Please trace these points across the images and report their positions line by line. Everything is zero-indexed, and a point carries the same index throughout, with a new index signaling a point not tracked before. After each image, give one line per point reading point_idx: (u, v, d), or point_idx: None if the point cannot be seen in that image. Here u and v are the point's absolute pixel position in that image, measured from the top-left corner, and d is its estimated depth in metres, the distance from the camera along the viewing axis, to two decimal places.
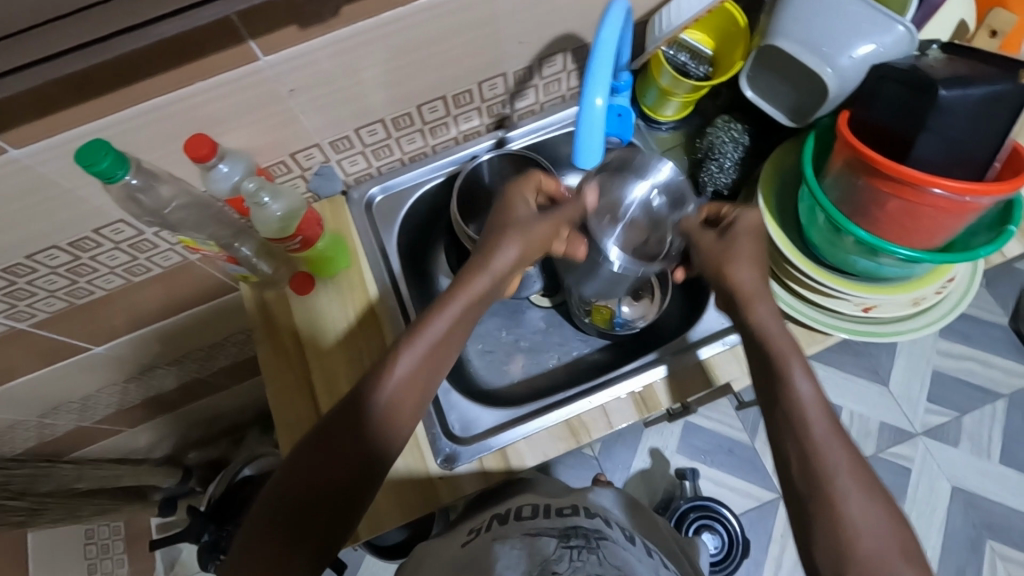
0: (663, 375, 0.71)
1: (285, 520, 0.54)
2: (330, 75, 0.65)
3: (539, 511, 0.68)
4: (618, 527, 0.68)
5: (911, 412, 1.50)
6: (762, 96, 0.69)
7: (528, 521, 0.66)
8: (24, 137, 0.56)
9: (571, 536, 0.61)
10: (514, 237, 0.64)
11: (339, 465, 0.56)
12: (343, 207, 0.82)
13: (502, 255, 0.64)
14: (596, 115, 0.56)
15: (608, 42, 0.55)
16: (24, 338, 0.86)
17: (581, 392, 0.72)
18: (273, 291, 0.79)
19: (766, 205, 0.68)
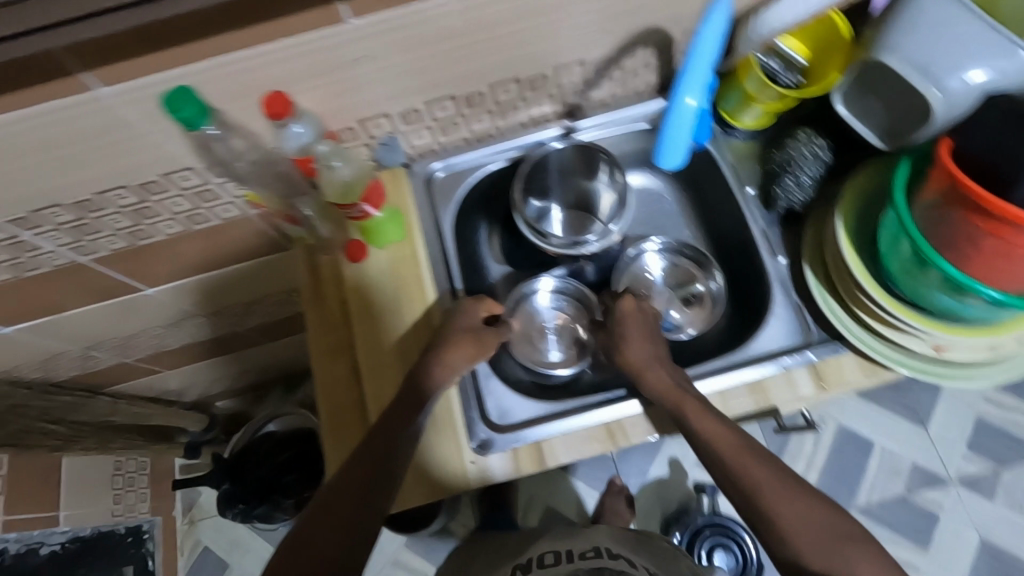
0: (639, 410, 0.70)
1: (323, 524, 0.63)
2: (411, 45, 0.64)
3: (560, 559, 0.73)
4: (639, 564, 0.72)
5: (946, 456, 1.44)
6: (856, 115, 0.66)
7: (552, 568, 0.72)
8: (112, 77, 0.57)
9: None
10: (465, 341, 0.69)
11: (369, 483, 0.63)
12: (405, 182, 0.82)
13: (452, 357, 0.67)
14: (685, 114, 0.60)
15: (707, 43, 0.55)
16: (83, 272, 0.88)
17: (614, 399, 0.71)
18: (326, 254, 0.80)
19: (843, 228, 0.65)
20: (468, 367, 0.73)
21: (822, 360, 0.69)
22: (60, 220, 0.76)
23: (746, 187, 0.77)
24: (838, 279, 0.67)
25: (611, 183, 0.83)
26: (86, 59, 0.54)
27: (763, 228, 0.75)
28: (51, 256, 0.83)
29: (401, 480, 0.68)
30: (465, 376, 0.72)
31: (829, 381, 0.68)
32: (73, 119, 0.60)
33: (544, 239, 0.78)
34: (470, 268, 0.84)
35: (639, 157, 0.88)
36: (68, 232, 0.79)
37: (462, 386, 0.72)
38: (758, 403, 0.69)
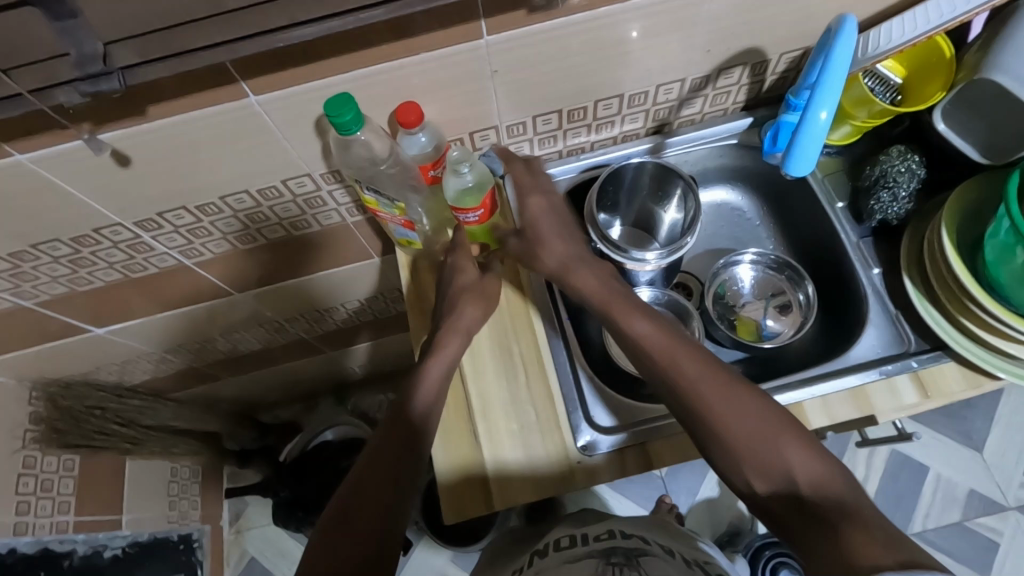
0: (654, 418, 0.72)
1: (344, 523, 0.59)
2: (535, 60, 0.68)
3: (575, 539, 0.74)
4: (655, 540, 0.72)
5: (1005, 483, 1.42)
6: (954, 131, 0.71)
7: (567, 550, 0.72)
8: (267, 85, 0.62)
9: (611, 555, 0.68)
10: (469, 299, 0.76)
11: (395, 477, 0.63)
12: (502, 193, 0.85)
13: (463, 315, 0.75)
14: (818, 127, 0.61)
15: (840, 57, 0.57)
16: (186, 274, 0.93)
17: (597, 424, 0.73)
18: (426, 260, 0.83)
19: (948, 237, 0.67)
20: (568, 369, 0.76)
21: (923, 369, 0.70)
22: (180, 222, 0.81)
23: (837, 201, 0.80)
24: (941, 288, 0.68)
25: (681, 205, 0.83)
26: (250, 68, 0.59)
27: (856, 241, 0.78)
28: (162, 256, 0.87)
29: (508, 478, 0.70)
30: (567, 378, 0.75)
31: (932, 391, 0.69)
32: (224, 125, 0.65)
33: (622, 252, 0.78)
34: None
35: (722, 173, 0.91)
36: (184, 234, 0.83)
37: (564, 389, 0.74)
38: (861, 410, 0.70)
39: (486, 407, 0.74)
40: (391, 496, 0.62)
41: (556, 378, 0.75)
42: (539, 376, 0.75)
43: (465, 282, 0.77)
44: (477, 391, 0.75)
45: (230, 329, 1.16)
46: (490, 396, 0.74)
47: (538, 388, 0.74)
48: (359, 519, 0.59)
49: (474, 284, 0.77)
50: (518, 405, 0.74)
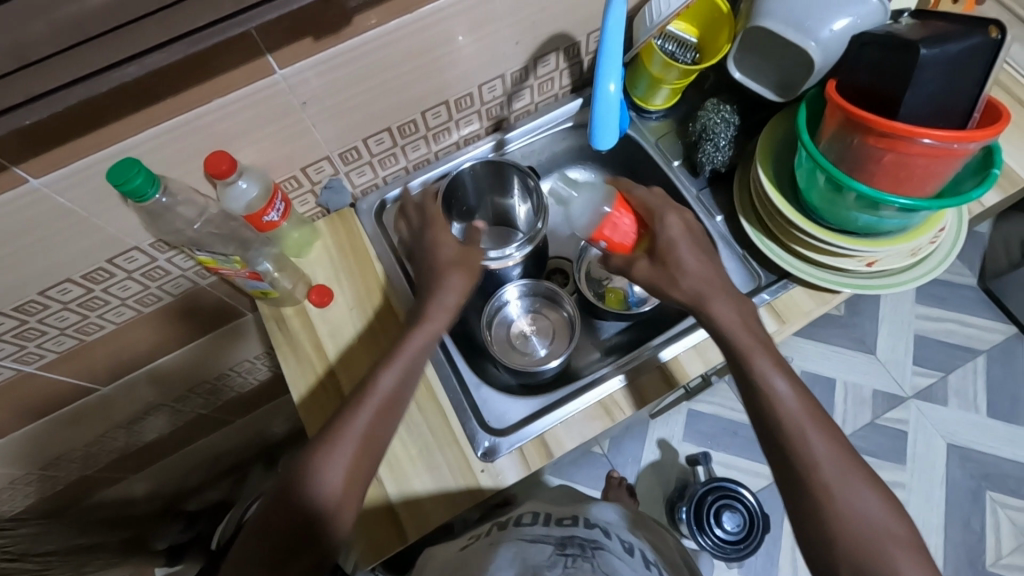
0: (579, 411, 0.72)
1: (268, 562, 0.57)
2: (345, 83, 0.67)
3: (538, 518, 0.74)
4: (618, 539, 0.73)
5: (900, 375, 1.56)
6: (749, 77, 0.74)
7: (526, 527, 0.72)
8: (49, 163, 0.56)
9: (567, 545, 0.68)
10: (451, 270, 0.72)
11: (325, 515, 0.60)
12: (400, 288, 0.80)
13: (446, 292, 0.71)
14: (611, 98, 0.65)
15: (616, 34, 0.62)
16: (31, 382, 0.84)
17: (598, 377, 0.74)
18: (315, 359, 0.77)
19: (765, 175, 0.72)
20: (456, 380, 0.75)
21: (776, 298, 0.75)
22: (1, 328, 0.72)
23: (673, 160, 0.84)
24: (771, 222, 0.73)
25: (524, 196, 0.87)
26: (17, 152, 0.54)
27: (697, 193, 0.82)
28: None
29: (416, 507, 0.68)
30: (455, 389, 0.74)
31: (787, 316, 0.74)
32: (13, 217, 0.59)
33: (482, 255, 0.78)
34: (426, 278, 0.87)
35: (570, 155, 0.94)
36: (11, 342, 0.75)
37: (455, 401, 0.73)
38: None
39: None
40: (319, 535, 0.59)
41: (445, 394, 0.74)
42: (429, 396, 0.74)
43: (447, 256, 0.74)
44: None
45: (110, 426, 1.06)
46: None
47: (430, 408, 0.73)
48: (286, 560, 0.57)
49: (456, 257, 0.74)
50: (413, 431, 0.72)
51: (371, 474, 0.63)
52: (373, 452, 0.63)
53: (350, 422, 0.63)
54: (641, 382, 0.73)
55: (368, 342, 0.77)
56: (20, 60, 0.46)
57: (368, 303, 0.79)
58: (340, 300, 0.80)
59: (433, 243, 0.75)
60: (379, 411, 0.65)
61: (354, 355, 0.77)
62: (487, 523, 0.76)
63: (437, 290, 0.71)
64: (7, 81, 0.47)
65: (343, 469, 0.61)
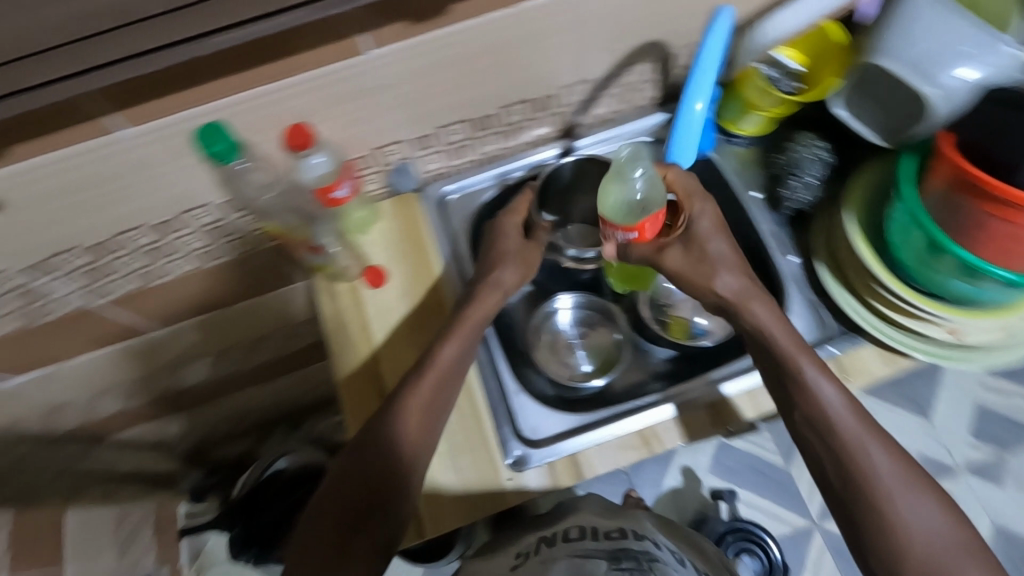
0: (613, 436, 0.70)
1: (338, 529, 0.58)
2: (430, 71, 0.66)
3: (585, 533, 0.74)
4: (667, 550, 0.72)
5: (953, 446, 1.46)
6: (854, 116, 0.70)
7: (576, 543, 0.72)
8: (141, 115, 0.58)
9: (621, 559, 0.66)
10: (508, 260, 0.74)
11: (389, 483, 0.60)
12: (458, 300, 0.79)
13: (502, 273, 0.73)
14: (695, 119, 0.63)
15: (710, 53, 0.59)
16: (94, 316, 0.87)
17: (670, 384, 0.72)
18: (360, 343, 0.77)
19: (852, 224, 0.68)
20: (495, 385, 0.74)
21: (844, 353, 0.70)
22: (75, 263, 0.75)
23: (751, 191, 0.80)
24: (851, 273, 0.69)
25: None
26: (113, 103, 0.55)
27: (771, 229, 0.77)
28: (63, 300, 0.81)
29: (438, 505, 0.68)
30: (493, 394, 0.73)
31: (855, 374, 0.69)
32: (99, 161, 0.61)
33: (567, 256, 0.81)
34: None
35: None
36: (82, 276, 0.78)
37: (492, 405, 0.73)
38: None
39: None
40: (385, 503, 0.60)
41: (483, 397, 0.73)
42: (466, 397, 0.73)
43: (511, 246, 0.75)
44: None
45: (156, 369, 1.10)
46: None
47: (466, 409, 0.73)
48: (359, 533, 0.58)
49: (518, 249, 0.75)
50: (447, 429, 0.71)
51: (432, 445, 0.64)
52: (434, 418, 0.64)
53: (409, 397, 0.64)
54: (686, 418, 0.71)
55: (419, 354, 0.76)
56: (124, 18, 0.47)
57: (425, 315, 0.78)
58: (393, 286, 0.80)
59: (499, 231, 0.76)
60: (436, 383, 0.65)
61: (399, 352, 0.76)
62: (533, 538, 0.76)
63: (493, 272, 0.73)
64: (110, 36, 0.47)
65: (412, 430, 0.63)
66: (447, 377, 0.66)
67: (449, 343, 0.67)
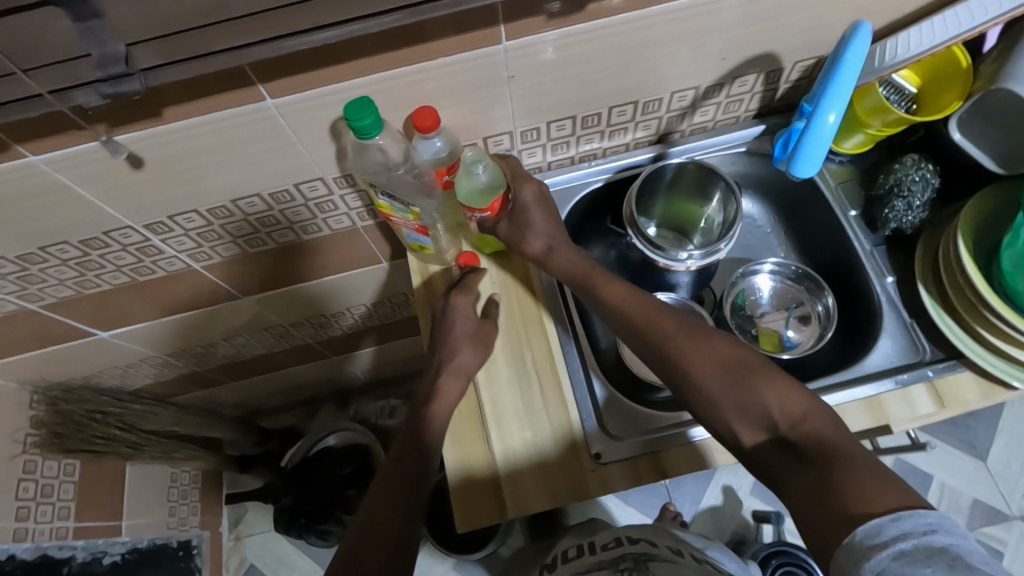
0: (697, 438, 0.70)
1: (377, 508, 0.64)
2: (554, 66, 0.68)
3: (582, 550, 0.76)
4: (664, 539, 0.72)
5: (1009, 492, 1.41)
6: (969, 141, 0.72)
7: (576, 561, 0.74)
8: (288, 87, 0.61)
9: (620, 562, 0.69)
10: (466, 343, 0.73)
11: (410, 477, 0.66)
12: (551, 299, 0.80)
13: (462, 360, 0.73)
14: (826, 130, 0.65)
15: (847, 69, 0.61)
16: (193, 277, 0.91)
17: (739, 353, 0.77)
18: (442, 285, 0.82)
19: (964, 243, 0.67)
20: (581, 377, 0.75)
21: (939, 378, 0.69)
22: (191, 225, 0.80)
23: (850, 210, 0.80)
24: (957, 295, 0.68)
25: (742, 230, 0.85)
26: (267, 73, 0.59)
27: (869, 250, 0.78)
28: (171, 259, 0.86)
29: (520, 488, 0.70)
30: (579, 387, 0.74)
31: (948, 401, 0.69)
32: (240, 128, 0.65)
33: (666, 253, 0.78)
34: None
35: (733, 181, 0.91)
36: (193, 237, 0.83)
37: (578, 398, 0.74)
38: (876, 420, 0.69)
39: (498, 412, 0.73)
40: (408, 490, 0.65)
41: (569, 387, 0.74)
42: (553, 387, 0.74)
43: (465, 329, 0.75)
44: (489, 397, 0.74)
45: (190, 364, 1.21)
46: (503, 402, 0.74)
47: (551, 398, 0.74)
48: (388, 512, 0.63)
49: (473, 332, 0.75)
50: (532, 416, 0.73)
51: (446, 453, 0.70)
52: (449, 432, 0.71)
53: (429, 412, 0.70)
54: None
55: (510, 344, 0.77)
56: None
57: (516, 306, 0.80)
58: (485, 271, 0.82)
59: (453, 310, 0.75)
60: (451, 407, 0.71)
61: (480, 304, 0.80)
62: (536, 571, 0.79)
63: (453, 359, 0.73)
64: (288, 11, 0.50)
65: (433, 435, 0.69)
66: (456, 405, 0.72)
67: (447, 379, 0.72)
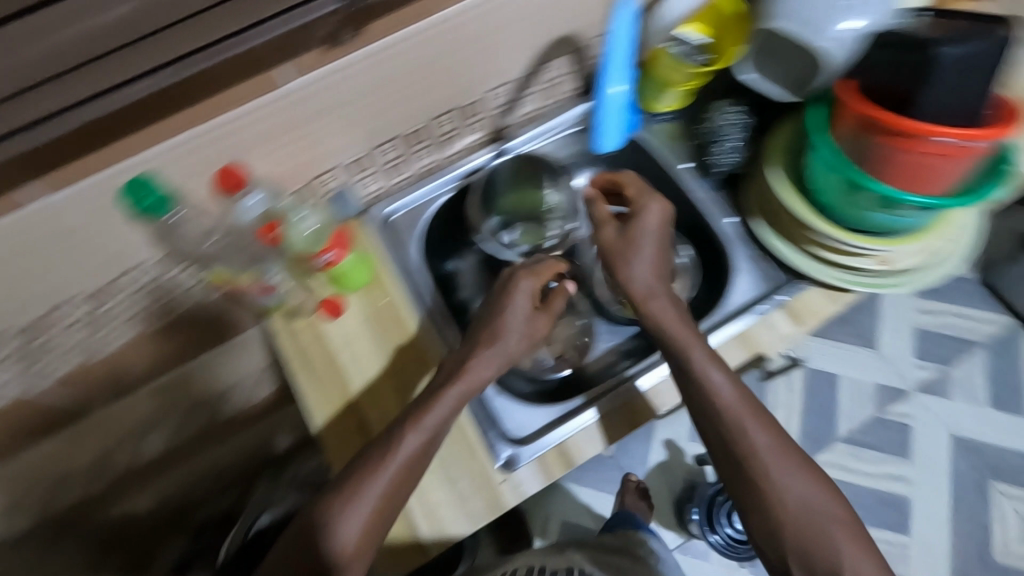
0: (595, 419, 0.72)
1: None
2: (355, 93, 0.66)
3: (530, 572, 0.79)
4: None
5: (902, 369, 1.56)
6: (764, 77, 0.75)
7: None
8: (64, 179, 0.56)
9: None
10: (511, 333, 0.70)
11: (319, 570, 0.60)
12: (431, 334, 0.77)
13: (479, 364, 0.68)
14: (614, 101, 0.77)
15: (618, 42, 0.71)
16: (36, 403, 0.82)
17: (644, 365, 0.75)
18: (331, 374, 0.75)
19: (779, 180, 0.73)
20: (488, 412, 0.73)
21: (792, 299, 0.75)
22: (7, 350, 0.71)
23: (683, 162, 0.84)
24: (785, 222, 0.74)
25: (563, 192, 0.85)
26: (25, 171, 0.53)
27: (707, 195, 0.82)
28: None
29: (436, 518, 0.68)
30: (484, 420, 0.72)
31: (805, 317, 0.74)
32: (18, 238, 0.57)
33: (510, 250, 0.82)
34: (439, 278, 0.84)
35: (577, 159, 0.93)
36: (18, 359, 0.74)
37: (478, 419, 0.72)
38: (750, 352, 0.74)
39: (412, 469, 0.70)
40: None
41: (467, 411, 0.73)
42: (461, 433, 0.72)
43: (517, 323, 0.70)
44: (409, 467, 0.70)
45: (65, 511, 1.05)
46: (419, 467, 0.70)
47: (460, 446, 0.71)
48: None
49: (525, 326, 0.71)
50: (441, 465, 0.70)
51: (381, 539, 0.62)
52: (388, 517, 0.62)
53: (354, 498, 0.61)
54: (659, 389, 0.74)
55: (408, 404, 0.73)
56: None
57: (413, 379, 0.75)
58: (352, 311, 0.78)
59: (506, 298, 0.71)
60: (393, 479, 0.62)
61: (382, 391, 0.74)
62: None
63: (470, 361, 0.68)
64: None
65: (361, 521, 0.61)
66: (402, 476, 0.63)
67: (412, 438, 0.64)
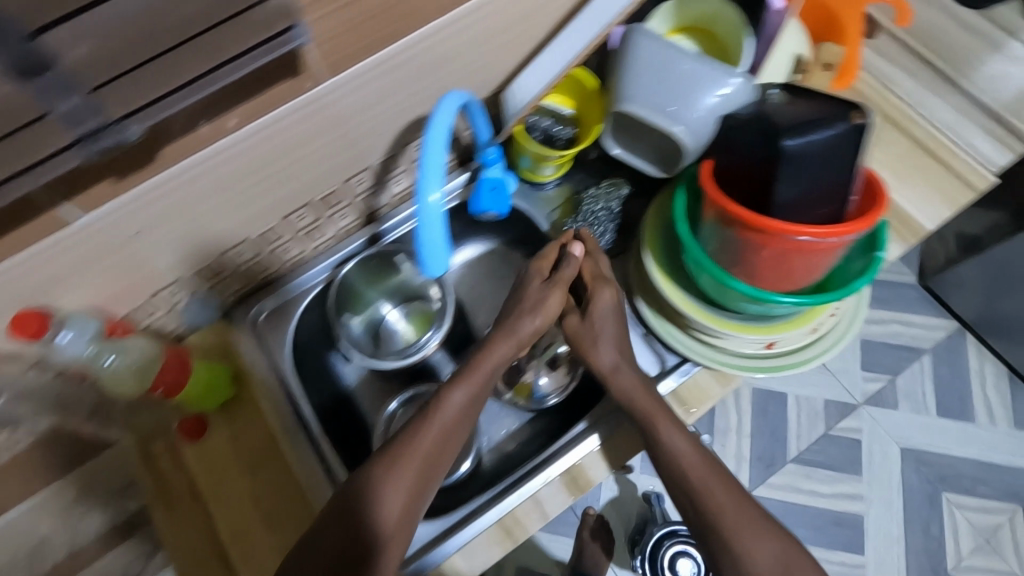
0: (481, 533, 0.67)
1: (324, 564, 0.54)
2: (176, 209, 0.59)
3: None
4: None
5: (851, 384, 1.54)
6: (630, 152, 0.69)
7: None
8: None
9: None
10: (542, 307, 0.68)
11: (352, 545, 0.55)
12: (313, 473, 0.70)
13: (520, 330, 0.67)
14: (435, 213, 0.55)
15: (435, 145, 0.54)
16: None
17: (573, 437, 0.70)
18: (198, 520, 0.69)
19: (654, 265, 0.67)
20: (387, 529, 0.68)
21: (681, 385, 0.70)
22: None
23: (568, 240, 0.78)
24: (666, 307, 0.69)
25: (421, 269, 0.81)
26: None
27: None
28: None
29: None
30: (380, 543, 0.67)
31: (693, 404, 0.69)
32: None
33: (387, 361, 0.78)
34: (322, 383, 0.80)
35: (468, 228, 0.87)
36: None
37: None
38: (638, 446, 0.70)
39: None
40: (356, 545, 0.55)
41: None
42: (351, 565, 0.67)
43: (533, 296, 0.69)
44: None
45: None
46: None
47: None
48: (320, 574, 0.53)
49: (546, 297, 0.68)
50: None
51: (417, 517, 0.59)
52: (423, 491, 0.59)
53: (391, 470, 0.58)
54: (547, 492, 0.68)
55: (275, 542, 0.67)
56: None
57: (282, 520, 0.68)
58: (217, 430, 0.73)
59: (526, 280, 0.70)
60: (438, 440, 0.61)
61: (250, 535, 0.68)
62: None
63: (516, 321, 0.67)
64: None
65: (403, 494, 0.58)
66: (447, 441, 0.61)
67: (449, 401, 0.63)
